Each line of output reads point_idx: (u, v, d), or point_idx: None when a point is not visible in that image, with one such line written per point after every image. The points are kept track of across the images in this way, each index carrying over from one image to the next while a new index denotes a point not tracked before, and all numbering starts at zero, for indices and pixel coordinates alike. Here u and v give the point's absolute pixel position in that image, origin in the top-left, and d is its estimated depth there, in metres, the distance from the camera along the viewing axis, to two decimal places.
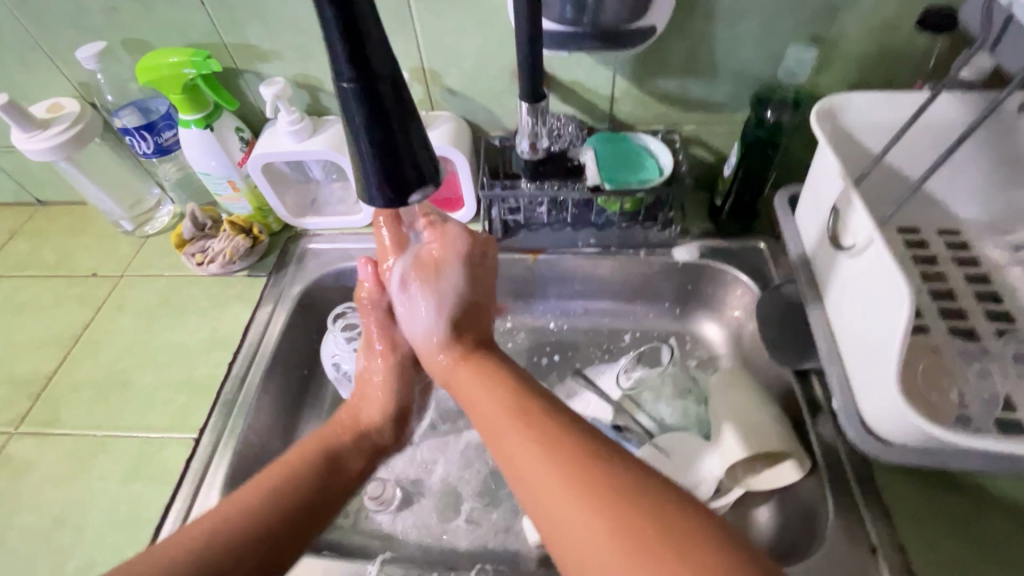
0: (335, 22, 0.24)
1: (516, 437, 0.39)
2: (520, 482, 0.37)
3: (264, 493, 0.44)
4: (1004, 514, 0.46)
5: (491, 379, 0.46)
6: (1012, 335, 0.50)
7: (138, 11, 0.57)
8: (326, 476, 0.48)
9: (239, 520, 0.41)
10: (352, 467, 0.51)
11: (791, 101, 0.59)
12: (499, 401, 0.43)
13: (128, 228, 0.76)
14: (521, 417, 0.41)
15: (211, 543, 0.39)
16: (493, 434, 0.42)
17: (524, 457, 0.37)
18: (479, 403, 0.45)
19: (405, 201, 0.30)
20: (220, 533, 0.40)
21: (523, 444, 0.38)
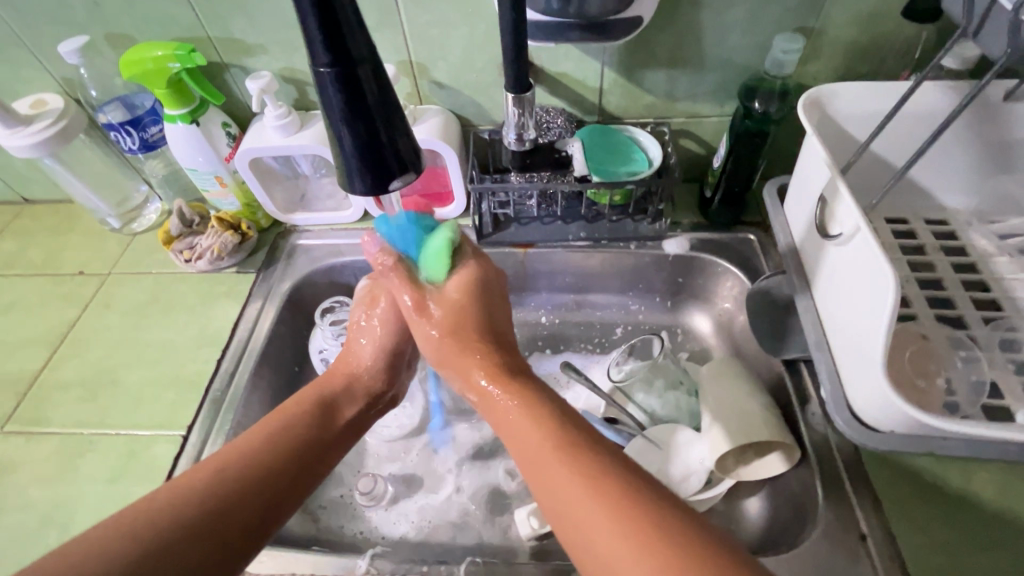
0: (310, 7, 0.24)
1: (562, 474, 0.36)
2: (564, 521, 0.35)
3: (269, 443, 0.43)
4: (993, 498, 0.46)
5: (526, 402, 0.42)
6: (999, 322, 0.50)
7: (120, 4, 0.57)
8: (322, 424, 0.48)
9: (236, 472, 0.40)
10: (341, 417, 0.50)
11: (779, 92, 0.58)
12: (542, 435, 0.39)
13: (115, 225, 0.75)
14: (568, 455, 0.37)
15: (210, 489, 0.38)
16: (532, 467, 0.38)
17: (568, 499, 0.35)
18: (517, 435, 0.40)
19: (386, 189, 0.30)
20: (219, 481, 0.39)
21: (567, 483, 0.35)
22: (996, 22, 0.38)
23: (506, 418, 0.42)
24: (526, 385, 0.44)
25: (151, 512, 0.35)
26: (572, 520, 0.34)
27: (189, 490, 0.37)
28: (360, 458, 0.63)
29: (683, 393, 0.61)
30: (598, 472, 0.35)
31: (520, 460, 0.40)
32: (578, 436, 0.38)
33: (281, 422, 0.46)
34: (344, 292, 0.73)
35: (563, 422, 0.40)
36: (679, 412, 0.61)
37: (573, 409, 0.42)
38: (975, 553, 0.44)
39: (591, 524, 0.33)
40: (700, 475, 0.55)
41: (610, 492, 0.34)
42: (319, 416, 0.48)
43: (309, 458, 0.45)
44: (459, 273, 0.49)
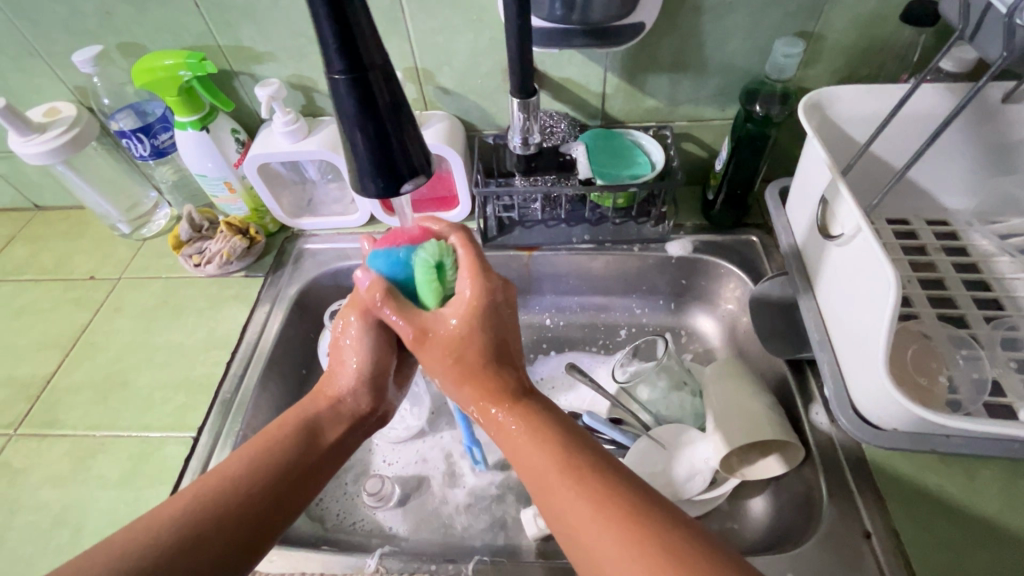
0: (326, 15, 0.25)
1: (572, 500, 0.36)
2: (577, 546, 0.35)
3: (247, 472, 0.42)
4: (998, 496, 0.46)
5: (536, 430, 0.41)
6: (1000, 322, 0.51)
7: (133, 15, 0.58)
8: (307, 448, 0.46)
9: (219, 495, 0.40)
10: (330, 438, 0.47)
11: (779, 94, 0.58)
12: (549, 459, 0.39)
13: (125, 231, 0.76)
14: (576, 480, 0.37)
15: (191, 515, 0.38)
16: (547, 497, 0.38)
17: (585, 533, 0.35)
18: (526, 461, 0.40)
19: (397, 192, 0.31)
20: (201, 507, 0.39)
21: (585, 517, 0.35)
22: (991, 24, 0.38)
23: (518, 448, 0.41)
24: (534, 409, 0.43)
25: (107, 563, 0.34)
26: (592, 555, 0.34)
27: (153, 532, 0.37)
28: (368, 460, 0.64)
29: (687, 394, 0.62)
30: (615, 506, 0.35)
31: (533, 491, 0.39)
32: (588, 464, 0.38)
33: (261, 446, 0.44)
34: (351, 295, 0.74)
35: (574, 450, 0.39)
36: (683, 413, 0.62)
37: (580, 432, 0.41)
38: (978, 550, 0.44)
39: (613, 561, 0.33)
40: (705, 474, 0.56)
41: (630, 526, 0.33)
42: (305, 439, 0.46)
43: (293, 484, 0.44)
44: (465, 300, 0.43)
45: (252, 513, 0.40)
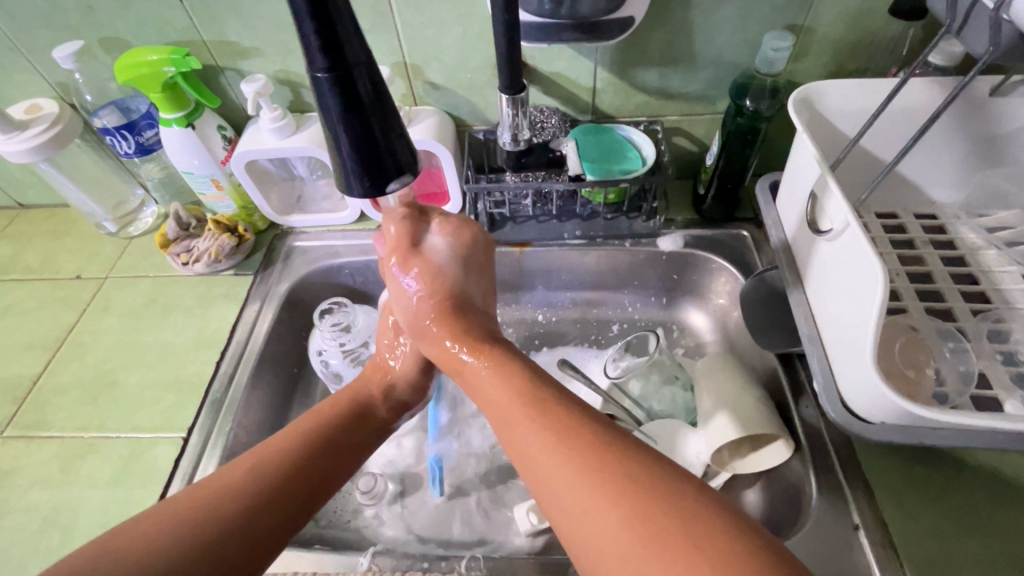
0: (306, 12, 0.24)
1: (529, 427, 0.37)
2: (532, 473, 0.35)
3: (299, 444, 0.44)
4: (983, 486, 0.47)
5: (498, 366, 0.42)
6: (986, 314, 0.51)
7: (115, 9, 0.57)
8: (353, 428, 0.48)
9: (284, 461, 0.42)
10: (373, 420, 0.50)
11: (770, 89, 0.57)
12: (508, 391, 0.40)
13: (111, 229, 0.75)
14: (534, 407, 0.38)
15: (262, 474, 0.40)
16: (505, 426, 0.39)
17: (537, 457, 0.35)
18: (486, 393, 0.41)
19: (383, 190, 0.31)
20: (269, 468, 0.41)
21: (535, 440, 0.36)
22: (977, 17, 0.38)
23: (478, 384, 0.43)
24: (497, 347, 0.45)
25: (180, 516, 0.35)
26: (541, 478, 0.34)
27: (223, 491, 0.37)
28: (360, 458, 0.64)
29: (679, 388, 0.62)
30: (566, 428, 0.35)
31: (493, 423, 0.40)
32: (545, 395, 0.39)
33: (317, 422, 0.47)
34: (342, 293, 0.74)
35: (536, 384, 0.40)
36: (675, 407, 0.62)
37: (542, 372, 0.42)
38: (963, 539, 0.45)
39: (558, 477, 0.33)
40: (696, 468, 0.56)
41: (575, 445, 0.34)
42: (351, 419, 0.49)
43: (338, 457, 0.45)
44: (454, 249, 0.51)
45: (300, 483, 0.41)
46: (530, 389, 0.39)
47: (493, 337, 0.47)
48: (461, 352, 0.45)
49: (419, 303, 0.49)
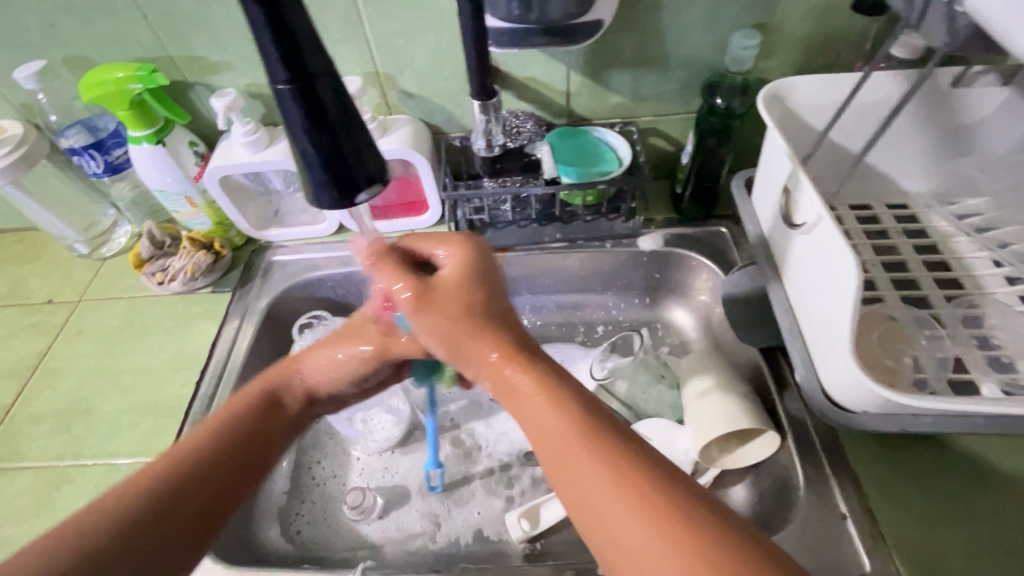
0: (264, 23, 0.23)
1: (590, 469, 0.33)
2: (590, 520, 0.33)
3: (203, 447, 0.41)
4: (965, 469, 0.48)
5: (551, 394, 0.38)
6: (959, 300, 0.53)
7: (79, 27, 0.56)
8: (268, 424, 0.46)
9: (204, 450, 0.41)
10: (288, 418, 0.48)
11: (740, 87, 0.59)
12: (562, 422, 0.36)
13: (84, 251, 0.73)
14: (595, 446, 0.34)
15: (186, 463, 0.39)
16: (557, 464, 0.35)
17: (595, 499, 0.32)
18: (536, 422, 0.38)
19: (353, 202, 0.30)
20: (192, 455, 0.40)
21: (596, 481, 0.33)
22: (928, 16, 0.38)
23: (529, 411, 0.38)
24: (548, 371, 0.40)
25: (86, 526, 0.34)
26: (600, 523, 0.32)
27: (147, 481, 0.37)
28: (347, 473, 0.63)
29: (665, 386, 0.63)
30: (630, 471, 0.33)
31: (540, 456, 0.37)
32: (603, 430, 0.35)
33: (247, 408, 0.45)
34: (323, 306, 0.73)
35: (593, 416, 0.36)
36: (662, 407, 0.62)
37: (598, 403, 0.38)
38: (951, 524, 0.45)
39: (619, 521, 0.31)
40: (685, 466, 0.56)
41: (642, 492, 0.31)
42: (268, 409, 0.47)
43: (250, 459, 0.43)
44: (461, 265, 0.46)
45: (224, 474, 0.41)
46: (587, 422, 0.36)
47: (538, 351, 0.43)
48: (512, 375, 0.40)
49: (446, 331, 0.43)
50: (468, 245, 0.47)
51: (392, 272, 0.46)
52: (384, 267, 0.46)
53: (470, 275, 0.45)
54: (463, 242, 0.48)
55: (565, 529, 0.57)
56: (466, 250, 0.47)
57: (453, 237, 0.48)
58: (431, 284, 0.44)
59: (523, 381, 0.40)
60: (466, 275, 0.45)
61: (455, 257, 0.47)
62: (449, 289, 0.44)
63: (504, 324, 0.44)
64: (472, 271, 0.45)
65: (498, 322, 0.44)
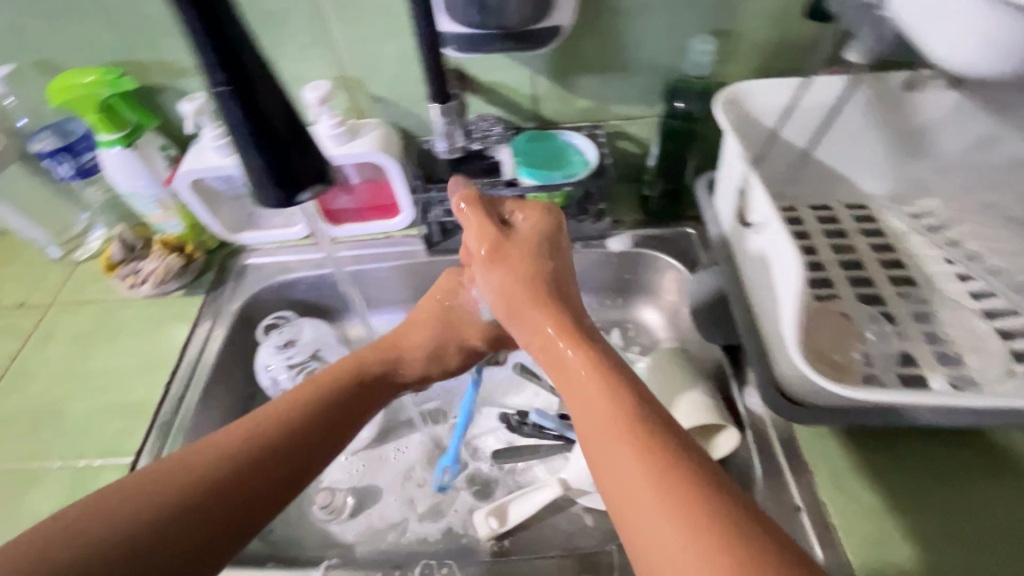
0: (199, 28, 0.24)
1: (640, 471, 0.32)
2: (627, 515, 0.32)
3: (271, 434, 0.41)
4: (915, 462, 0.49)
5: (612, 391, 0.37)
6: (911, 295, 0.55)
7: (47, 32, 0.57)
8: (340, 412, 0.46)
9: (269, 438, 0.41)
10: (368, 402, 0.48)
11: (700, 91, 0.62)
12: (621, 419, 0.35)
13: (57, 255, 0.73)
14: (651, 449, 0.33)
15: (248, 450, 0.40)
16: (603, 456, 0.35)
17: (632, 483, 0.32)
18: (592, 408, 0.37)
19: (296, 200, 0.31)
20: (257, 442, 0.40)
21: (643, 482, 0.32)
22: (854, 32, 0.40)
23: (577, 387, 0.39)
24: (611, 366, 0.39)
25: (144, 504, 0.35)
26: (639, 529, 0.31)
27: (207, 463, 0.38)
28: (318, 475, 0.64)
29: None
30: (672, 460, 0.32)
31: (586, 443, 0.37)
32: (650, 418, 0.35)
33: (322, 394, 0.45)
34: (296, 309, 0.73)
35: (657, 423, 0.35)
36: None
37: (672, 418, 0.36)
38: (901, 516, 0.46)
39: (660, 526, 0.30)
40: None
41: (678, 483, 0.31)
42: (348, 395, 0.47)
43: (310, 453, 0.43)
44: (536, 230, 0.50)
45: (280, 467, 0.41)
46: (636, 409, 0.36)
47: (600, 341, 0.43)
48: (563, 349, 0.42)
49: (511, 291, 0.47)
50: (548, 216, 0.50)
51: (478, 221, 0.50)
52: (472, 216, 0.50)
53: (541, 238, 0.50)
54: (541, 213, 0.51)
55: (532, 527, 0.58)
56: (544, 218, 0.51)
57: (536, 206, 0.51)
58: (508, 245, 0.49)
59: (572, 357, 0.41)
60: (534, 237, 0.50)
61: (532, 224, 0.50)
62: (520, 254, 0.48)
63: (563, 301, 0.46)
64: (544, 242, 0.49)
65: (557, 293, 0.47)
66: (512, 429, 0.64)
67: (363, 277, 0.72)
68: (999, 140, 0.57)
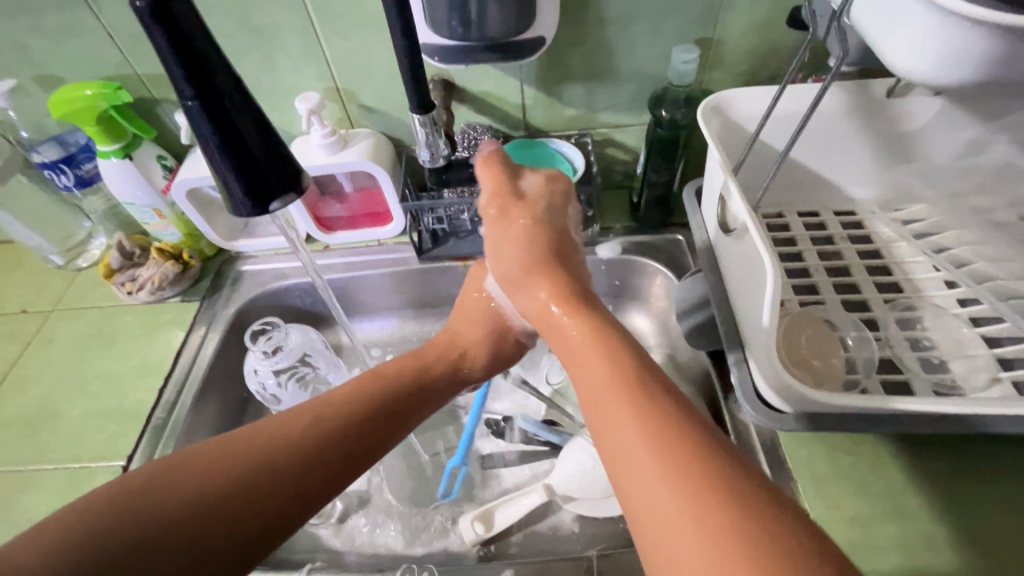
0: (167, 46, 0.25)
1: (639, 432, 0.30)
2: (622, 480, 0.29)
3: (329, 423, 0.40)
4: (899, 468, 0.49)
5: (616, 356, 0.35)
6: (897, 302, 0.54)
7: (48, 47, 0.58)
8: (394, 411, 0.44)
9: (323, 429, 0.39)
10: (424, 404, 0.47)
11: (684, 99, 0.62)
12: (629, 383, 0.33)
13: (59, 262, 0.75)
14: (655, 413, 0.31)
15: (304, 438, 0.38)
16: (601, 418, 0.32)
17: (624, 441, 0.30)
18: (590, 370, 0.35)
19: (267, 209, 0.32)
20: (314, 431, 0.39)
21: (642, 443, 0.29)
22: (828, 37, 0.41)
23: (573, 349, 0.38)
24: (612, 332, 0.38)
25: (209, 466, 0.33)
26: (635, 491, 0.28)
27: (267, 440, 0.36)
28: None
29: None
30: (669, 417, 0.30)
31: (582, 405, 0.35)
32: (650, 377, 0.33)
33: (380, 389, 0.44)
34: (291, 314, 0.74)
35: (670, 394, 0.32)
36: None
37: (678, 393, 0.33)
38: (883, 524, 0.46)
39: (652, 489, 0.27)
40: None
41: (671, 438, 0.29)
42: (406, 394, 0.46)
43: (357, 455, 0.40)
44: (541, 192, 0.51)
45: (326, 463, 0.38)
46: (634, 367, 0.34)
47: (600, 309, 0.42)
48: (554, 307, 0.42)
49: (510, 249, 0.48)
50: (558, 183, 0.52)
51: (493, 177, 0.51)
52: (490, 173, 0.52)
53: (548, 202, 0.51)
54: (551, 179, 0.53)
55: (518, 532, 0.58)
56: (551, 183, 0.52)
57: (552, 174, 0.53)
58: (516, 202, 0.50)
59: (568, 321, 0.40)
60: (542, 201, 0.51)
61: (539, 188, 0.52)
62: (525, 213, 0.50)
63: (563, 265, 0.47)
64: (548, 206, 0.51)
65: (566, 260, 0.48)
66: (496, 432, 0.65)
67: (354, 283, 0.73)
68: (987, 143, 0.57)
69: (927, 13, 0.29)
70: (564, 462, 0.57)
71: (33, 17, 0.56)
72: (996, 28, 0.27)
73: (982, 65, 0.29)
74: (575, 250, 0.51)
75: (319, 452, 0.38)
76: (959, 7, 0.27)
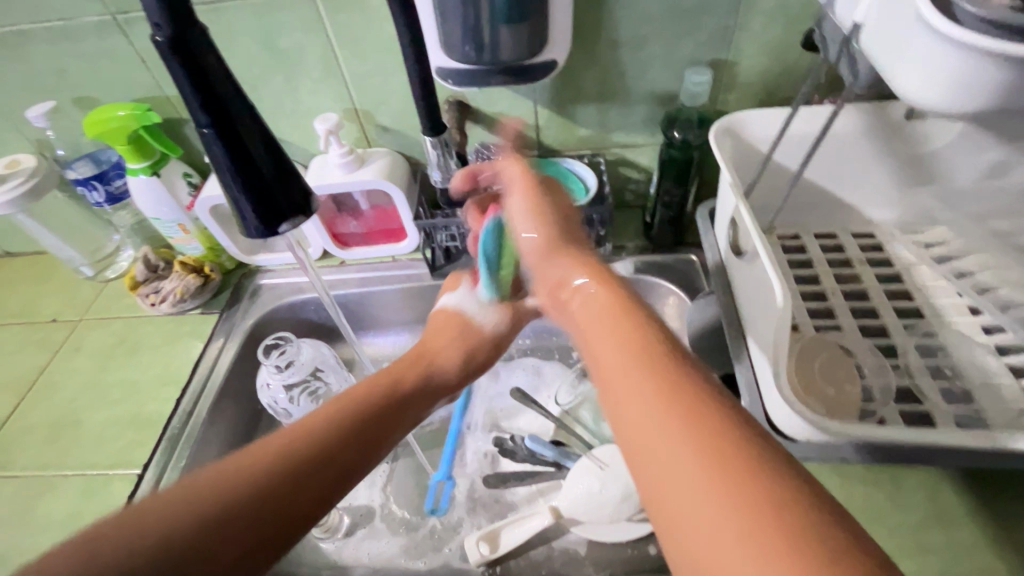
0: (184, 76, 0.27)
1: (650, 382, 0.30)
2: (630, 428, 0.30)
3: (331, 421, 0.37)
4: (920, 502, 0.47)
5: (625, 314, 0.36)
6: (918, 329, 0.53)
7: (84, 70, 0.62)
8: (395, 408, 0.41)
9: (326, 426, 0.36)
10: (426, 396, 0.45)
11: (696, 121, 0.62)
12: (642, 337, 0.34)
13: (89, 273, 0.78)
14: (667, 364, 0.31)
15: (309, 435, 0.35)
16: (610, 372, 0.33)
17: (639, 408, 0.29)
18: (600, 326, 0.37)
19: (276, 230, 0.33)
20: (317, 429, 0.36)
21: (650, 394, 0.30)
22: (839, 61, 0.41)
23: (582, 308, 0.40)
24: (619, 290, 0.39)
25: (206, 479, 0.30)
26: (641, 438, 0.28)
27: (270, 446, 0.33)
28: None
29: None
30: (693, 398, 0.29)
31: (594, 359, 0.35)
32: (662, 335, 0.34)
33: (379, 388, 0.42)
34: (306, 328, 0.75)
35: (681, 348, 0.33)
36: None
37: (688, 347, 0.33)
38: (901, 559, 0.44)
39: (660, 436, 0.28)
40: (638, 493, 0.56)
41: (684, 395, 0.29)
42: (405, 392, 0.43)
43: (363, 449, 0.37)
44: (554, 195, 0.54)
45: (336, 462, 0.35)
46: (657, 343, 0.33)
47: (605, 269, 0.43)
48: (564, 270, 0.44)
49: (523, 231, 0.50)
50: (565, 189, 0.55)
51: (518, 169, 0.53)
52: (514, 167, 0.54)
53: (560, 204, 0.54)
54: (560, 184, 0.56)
55: (523, 556, 0.57)
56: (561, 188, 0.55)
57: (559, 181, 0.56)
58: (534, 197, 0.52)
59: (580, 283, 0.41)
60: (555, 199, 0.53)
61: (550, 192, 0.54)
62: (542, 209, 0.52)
63: (571, 237, 0.49)
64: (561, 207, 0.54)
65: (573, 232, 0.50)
66: (504, 452, 0.64)
67: (368, 298, 0.74)
68: (1011, 166, 0.55)
69: (936, 42, 0.29)
70: (571, 485, 0.57)
71: (72, 43, 0.59)
72: (1002, 58, 0.27)
73: (992, 95, 0.29)
74: (584, 233, 0.52)
75: (328, 450, 0.35)
76: (968, 36, 0.27)
